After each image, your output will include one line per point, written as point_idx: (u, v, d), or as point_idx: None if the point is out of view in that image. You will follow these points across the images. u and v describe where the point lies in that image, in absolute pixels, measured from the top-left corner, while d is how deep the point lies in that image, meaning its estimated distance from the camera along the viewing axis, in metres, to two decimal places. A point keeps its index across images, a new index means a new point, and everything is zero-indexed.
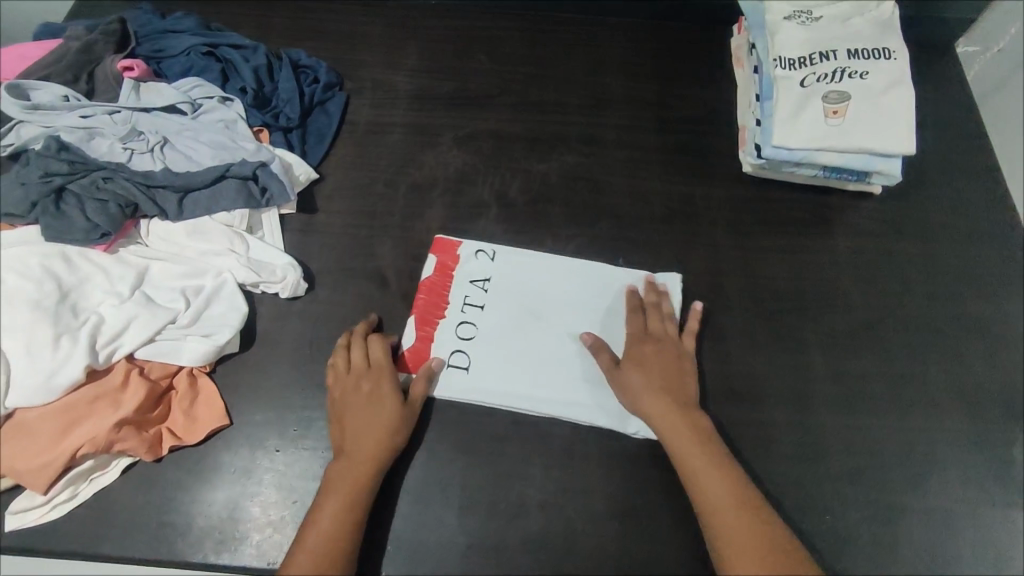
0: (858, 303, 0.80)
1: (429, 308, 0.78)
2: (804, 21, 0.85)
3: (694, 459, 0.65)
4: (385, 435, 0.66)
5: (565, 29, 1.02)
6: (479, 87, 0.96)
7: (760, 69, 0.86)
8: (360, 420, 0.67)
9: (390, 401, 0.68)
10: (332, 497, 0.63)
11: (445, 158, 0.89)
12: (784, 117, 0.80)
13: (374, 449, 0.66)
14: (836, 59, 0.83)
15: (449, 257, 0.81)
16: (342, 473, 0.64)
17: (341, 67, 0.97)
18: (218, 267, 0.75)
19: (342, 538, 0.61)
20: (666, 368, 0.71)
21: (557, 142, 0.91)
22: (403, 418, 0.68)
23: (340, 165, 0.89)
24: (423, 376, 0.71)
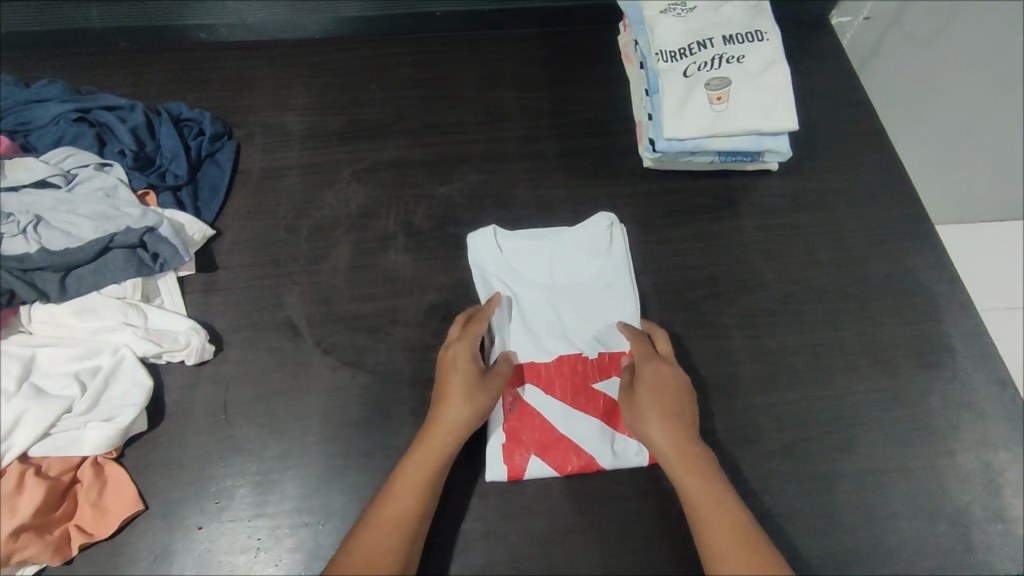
0: (770, 279, 0.81)
1: (564, 383, 0.74)
2: (680, 13, 0.87)
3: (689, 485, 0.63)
4: (461, 397, 0.67)
5: (455, 48, 1.02)
6: (375, 116, 0.95)
7: (645, 64, 0.88)
8: (459, 383, 0.67)
9: (485, 381, 0.68)
10: (416, 460, 0.64)
11: (346, 194, 0.87)
12: (672, 108, 0.81)
13: (454, 416, 0.66)
14: (713, 46, 0.84)
15: (600, 380, 0.75)
16: (430, 437, 0.65)
17: (227, 115, 0.95)
18: (114, 343, 0.70)
19: (418, 509, 0.62)
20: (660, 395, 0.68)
21: (459, 162, 0.90)
22: (481, 390, 0.68)
23: (237, 217, 0.86)
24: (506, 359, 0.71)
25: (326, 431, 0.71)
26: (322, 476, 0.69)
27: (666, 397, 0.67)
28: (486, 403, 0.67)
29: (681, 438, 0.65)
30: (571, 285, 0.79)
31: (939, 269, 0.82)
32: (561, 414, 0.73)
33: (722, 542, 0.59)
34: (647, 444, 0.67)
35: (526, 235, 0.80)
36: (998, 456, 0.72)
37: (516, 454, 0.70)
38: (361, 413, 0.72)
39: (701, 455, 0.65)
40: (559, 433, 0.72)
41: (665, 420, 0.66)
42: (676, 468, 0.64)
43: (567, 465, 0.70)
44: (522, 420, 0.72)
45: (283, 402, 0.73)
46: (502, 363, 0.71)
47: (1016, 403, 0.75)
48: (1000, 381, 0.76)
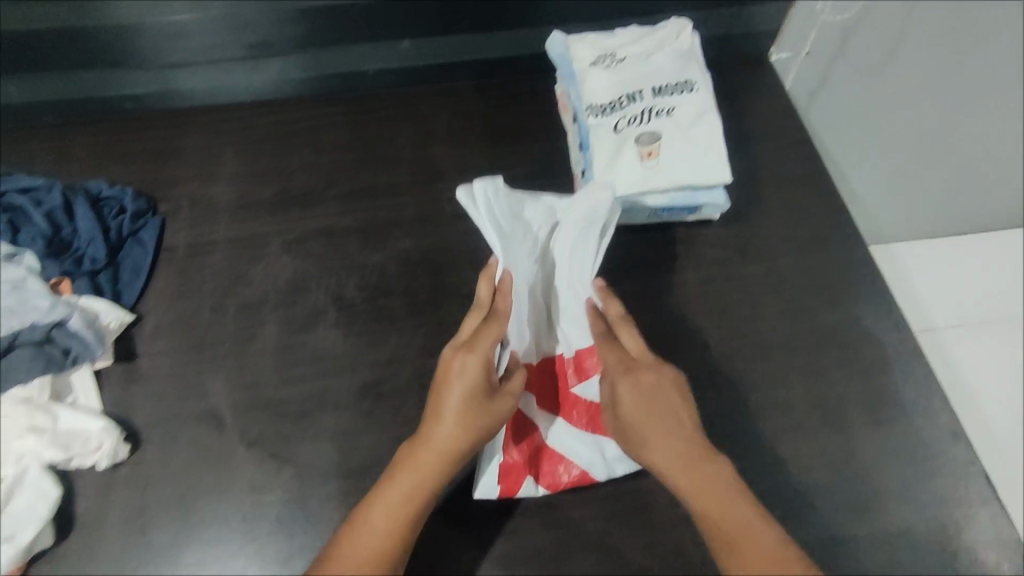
0: (714, 336, 0.79)
1: (543, 397, 0.75)
2: (609, 65, 0.85)
3: (702, 505, 0.61)
4: (458, 427, 0.64)
5: (389, 105, 1.00)
6: (305, 182, 0.92)
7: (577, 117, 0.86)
8: (473, 403, 0.64)
9: (498, 403, 0.65)
10: (407, 479, 0.63)
11: (275, 268, 0.84)
12: (602, 167, 0.80)
13: (448, 446, 0.64)
14: (643, 98, 0.83)
15: (580, 387, 0.75)
16: (429, 453, 0.64)
17: (153, 189, 0.92)
18: (19, 451, 0.66)
19: (402, 534, 0.62)
20: (649, 406, 0.65)
21: (391, 227, 0.87)
22: (492, 414, 0.64)
23: (159, 299, 0.82)
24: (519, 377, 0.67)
25: (250, 531, 0.68)
26: None
27: (659, 408, 0.65)
28: (484, 434, 0.64)
29: (681, 451, 0.63)
30: (569, 279, 0.77)
31: (886, 315, 0.80)
32: (551, 429, 0.74)
33: (748, 555, 0.58)
34: (650, 464, 0.65)
35: (534, 206, 0.76)
36: (951, 516, 0.70)
37: (509, 475, 0.70)
38: (287, 510, 0.69)
39: (707, 463, 0.63)
40: (550, 446, 0.73)
41: (663, 435, 0.64)
42: (686, 484, 0.62)
43: (561, 477, 0.71)
44: (513, 437, 0.72)
45: (205, 502, 0.69)
46: (515, 380, 0.67)
47: (969, 457, 0.72)
48: (953, 435, 0.73)
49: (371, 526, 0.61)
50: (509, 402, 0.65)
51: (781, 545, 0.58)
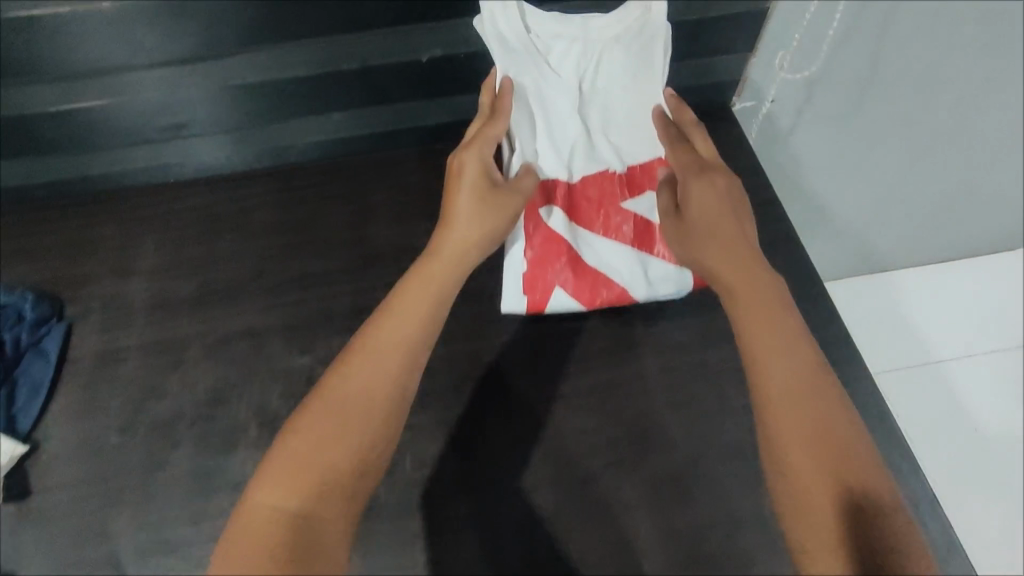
0: (677, 435, 0.73)
1: (591, 210, 0.76)
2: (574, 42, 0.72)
3: (763, 334, 0.62)
4: (470, 228, 0.67)
5: (323, 177, 0.92)
6: (229, 274, 0.84)
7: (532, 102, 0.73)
8: (482, 211, 0.68)
9: (507, 206, 0.68)
10: (420, 285, 0.66)
11: (192, 377, 0.76)
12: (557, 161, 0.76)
13: (462, 242, 0.67)
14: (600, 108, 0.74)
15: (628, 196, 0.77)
16: (444, 257, 0.67)
17: (62, 287, 0.84)
18: None
19: (422, 337, 0.64)
20: (721, 211, 0.68)
21: (322, 321, 0.80)
22: (501, 211, 0.68)
23: (61, 421, 0.74)
24: (528, 172, 0.70)
25: None
26: None
27: (721, 216, 0.67)
28: (493, 231, 0.68)
29: (744, 259, 0.66)
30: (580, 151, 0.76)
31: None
32: (591, 245, 0.76)
33: (780, 372, 0.60)
34: (700, 263, 0.67)
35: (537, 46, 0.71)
36: None
37: (538, 291, 0.75)
38: None
39: (760, 276, 0.65)
40: (588, 263, 0.76)
41: (722, 240, 0.66)
42: (738, 293, 0.64)
43: (597, 296, 0.75)
44: (547, 245, 0.74)
45: None
46: (523, 178, 0.70)
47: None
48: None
49: (390, 330, 0.63)
50: (516, 202, 0.69)
51: (815, 368, 0.60)
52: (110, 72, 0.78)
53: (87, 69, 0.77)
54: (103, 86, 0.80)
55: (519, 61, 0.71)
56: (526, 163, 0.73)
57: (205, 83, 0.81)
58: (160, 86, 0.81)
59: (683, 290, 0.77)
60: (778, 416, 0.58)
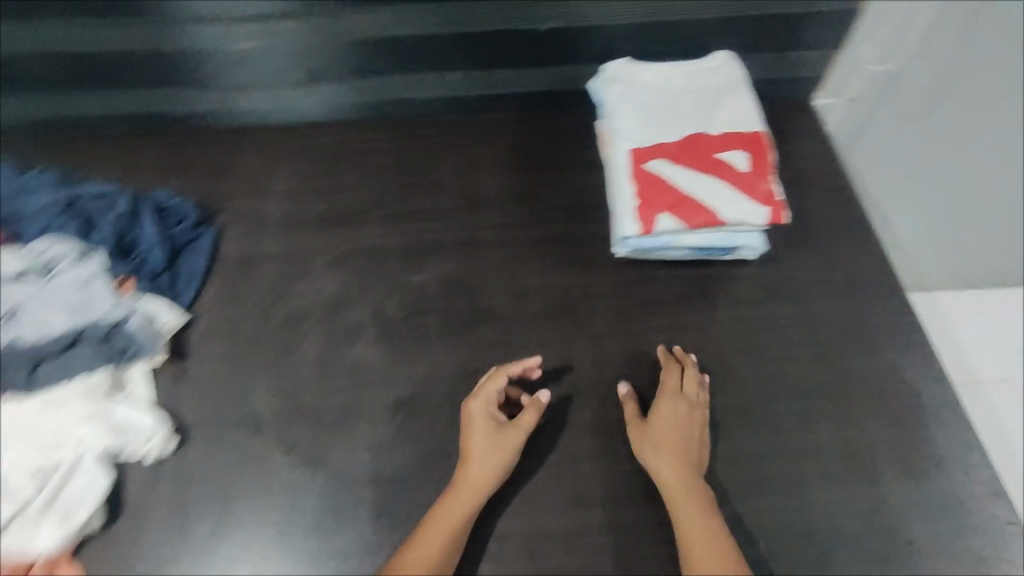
0: (745, 375, 0.80)
1: (687, 155, 0.82)
2: (667, 73, 0.91)
3: (697, 541, 0.65)
4: (484, 461, 0.70)
5: (435, 133, 1.04)
6: (352, 204, 0.96)
7: (630, 104, 0.89)
8: (487, 447, 0.71)
9: (510, 439, 0.71)
10: (441, 508, 0.68)
11: (320, 282, 0.87)
12: (649, 135, 0.85)
13: (477, 474, 0.69)
14: (691, 112, 0.87)
15: (720, 149, 0.82)
16: (461, 487, 0.69)
17: (210, 199, 0.96)
18: (80, 436, 0.72)
19: (441, 559, 0.66)
20: (689, 429, 0.73)
21: (432, 250, 0.91)
22: (504, 446, 0.71)
23: (211, 304, 0.86)
24: (529, 407, 0.73)
25: (285, 541, 0.71)
26: None
27: (678, 436, 0.72)
28: (508, 459, 0.71)
29: (690, 479, 0.69)
30: (671, 132, 0.85)
31: (923, 367, 0.80)
32: (688, 178, 0.80)
33: None
34: (656, 471, 0.70)
35: (636, 73, 0.91)
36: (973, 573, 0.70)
37: (642, 215, 0.79)
38: (319, 518, 0.72)
39: (702, 496, 0.69)
40: (686, 193, 0.79)
41: (681, 458, 0.70)
42: (681, 504, 0.68)
43: (693, 219, 0.78)
44: (646, 183, 0.81)
45: (240, 508, 0.72)
46: (524, 413, 0.72)
47: (1009, 516, 0.72)
48: (977, 495, 0.73)
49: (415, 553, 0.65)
50: (521, 432, 0.72)
51: None
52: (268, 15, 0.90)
53: (250, 12, 0.90)
54: (258, 27, 0.92)
55: (623, 79, 0.91)
56: (630, 144, 0.85)
57: (345, 32, 0.93)
58: (305, 31, 0.92)
59: (765, 223, 0.79)
60: None
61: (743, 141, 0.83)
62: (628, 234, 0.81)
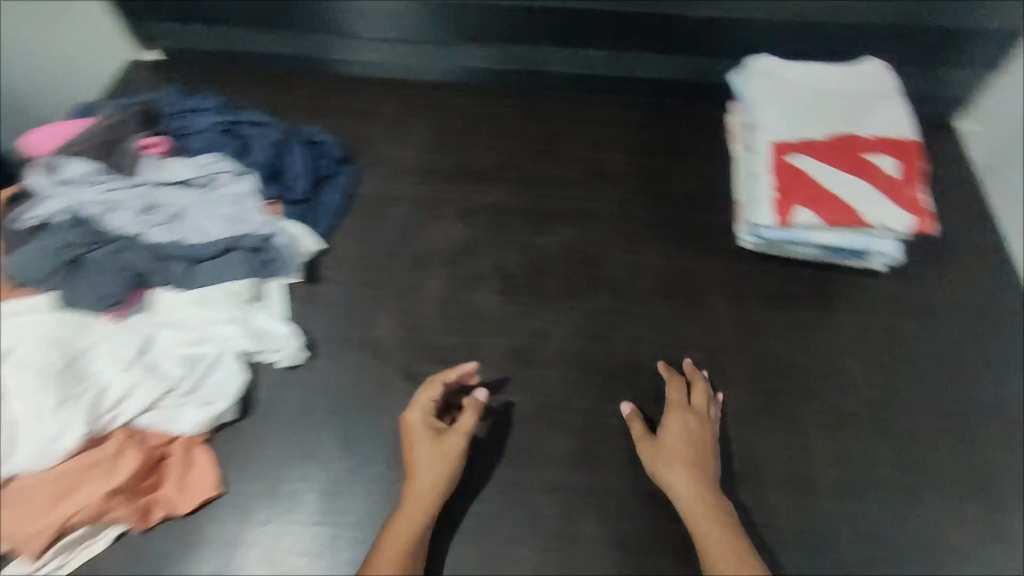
0: (861, 381, 0.80)
1: (831, 155, 0.82)
2: (815, 74, 0.91)
3: (719, 550, 0.63)
4: (432, 466, 0.68)
5: (567, 106, 1.06)
6: (483, 163, 1.00)
7: (775, 99, 0.89)
8: (432, 455, 0.69)
9: (453, 443, 0.70)
10: (400, 514, 0.67)
11: (449, 231, 0.92)
12: (792, 132, 0.86)
13: (422, 478, 0.68)
14: (838, 114, 0.86)
15: (866, 153, 0.82)
16: (413, 492, 0.68)
17: (352, 141, 1.02)
18: (222, 334, 0.77)
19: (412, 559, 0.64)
20: (696, 438, 0.71)
21: (557, 216, 0.94)
22: (447, 452, 0.69)
23: (346, 237, 0.92)
24: (469, 409, 0.72)
25: (398, 461, 0.74)
26: (387, 499, 0.72)
27: (689, 448, 0.70)
28: (450, 467, 0.69)
29: (704, 488, 0.67)
30: (816, 131, 0.85)
31: None
32: (830, 177, 0.80)
33: None
34: (667, 482, 0.69)
35: (783, 71, 0.91)
36: None
37: (779, 207, 0.80)
38: None
39: (718, 506, 0.66)
40: (827, 190, 0.79)
41: (691, 467, 0.69)
42: (700, 518, 0.66)
43: (832, 216, 0.78)
44: (787, 177, 0.81)
45: (360, 424, 0.77)
46: (464, 415, 0.71)
47: None
48: None
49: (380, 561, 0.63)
50: (459, 437, 0.70)
51: None
52: None
53: None
54: None
55: (769, 75, 0.91)
56: (772, 138, 0.85)
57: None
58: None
59: (907, 232, 0.78)
60: None
61: (891, 148, 0.82)
62: (761, 224, 0.81)
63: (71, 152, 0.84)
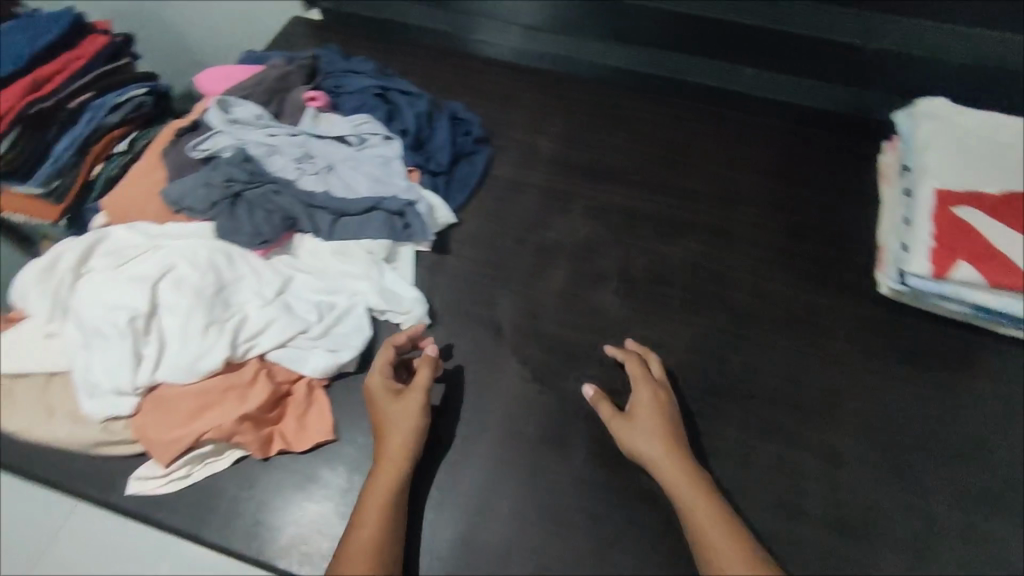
0: (992, 456, 0.76)
1: (1003, 213, 0.78)
2: (994, 123, 0.85)
3: (704, 515, 0.63)
4: (396, 421, 0.71)
5: (708, 118, 1.03)
6: (617, 162, 0.98)
7: (948, 143, 0.83)
8: (398, 413, 0.71)
9: (413, 399, 0.72)
10: (378, 469, 0.68)
11: (576, 224, 0.92)
12: (962, 181, 0.81)
13: (387, 430, 0.70)
14: (1014, 169, 0.81)
15: None
16: (384, 444, 0.70)
17: (492, 122, 1.04)
18: (355, 289, 0.81)
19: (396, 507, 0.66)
20: (662, 413, 0.71)
21: (688, 227, 0.92)
22: (408, 408, 0.71)
23: (476, 214, 0.93)
24: (426, 364, 0.74)
25: (504, 441, 0.76)
26: (492, 476, 0.74)
27: (660, 420, 0.70)
28: (415, 421, 0.71)
29: (678, 455, 0.68)
30: (987, 184, 0.80)
31: None
32: (1000, 237, 0.76)
33: (724, 550, 0.61)
34: (645, 457, 0.68)
35: (959, 113, 0.86)
36: None
37: (939, 259, 0.76)
38: (538, 433, 0.76)
39: (696, 476, 0.66)
40: (993, 249, 0.75)
41: (662, 439, 0.68)
42: (680, 489, 0.65)
43: (996, 278, 0.74)
44: (951, 228, 0.77)
45: (471, 398, 0.79)
46: (420, 372, 0.73)
47: None
48: None
49: (366, 511, 0.65)
50: (420, 394, 0.72)
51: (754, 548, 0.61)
52: None
53: None
54: None
55: (943, 115, 0.86)
56: (939, 184, 0.81)
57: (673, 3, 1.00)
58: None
59: None
60: None
61: None
62: (914, 272, 0.77)
63: (243, 96, 0.91)
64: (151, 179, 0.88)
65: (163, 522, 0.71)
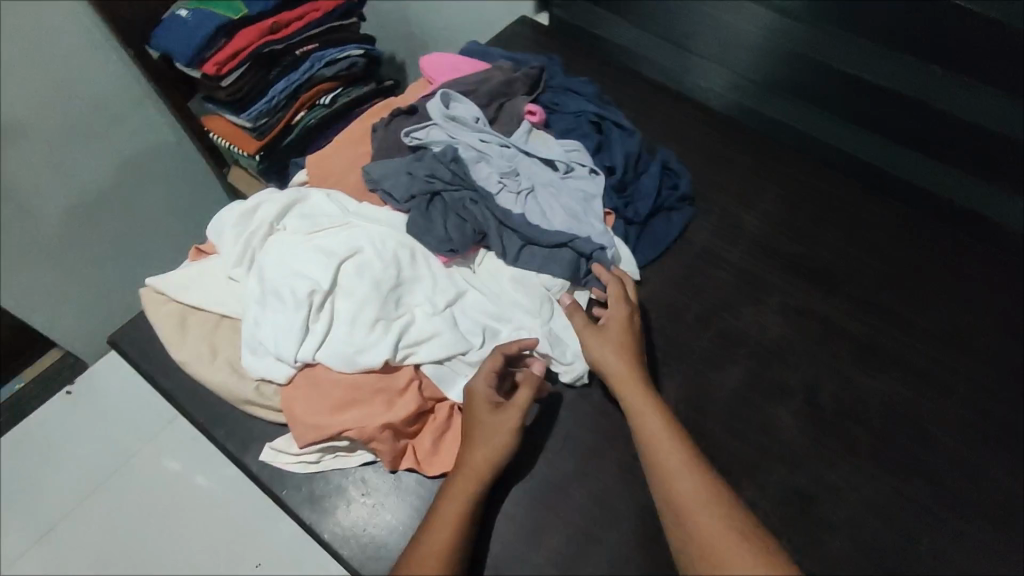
0: None
1: None
2: None
3: (653, 427, 0.65)
4: (487, 433, 0.68)
5: (944, 243, 0.90)
6: (830, 264, 0.88)
7: None
8: (491, 427, 0.68)
9: (509, 418, 0.68)
10: (461, 473, 0.66)
11: (767, 321, 0.83)
12: None
13: (477, 438, 0.68)
14: None
15: None
16: (471, 449, 0.67)
17: (699, 181, 0.96)
18: (522, 323, 0.76)
19: (470, 519, 0.64)
20: (627, 333, 0.73)
21: (897, 364, 0.80)
22: (501, 426, 0.68)
23: (661, 277, 0.86)
24: (528, 384, 0.70)
25: (635, 539, 0.69)
26: (613, 572, 0.67)
27: (625, 338, 0.73)
28: (506, 440, 0.68)
29: (635, 369, 0.70)
30: None
31: None
32: None
33: (670, 461, 0.62)
34: (608, 370, 0.71)
35: None
36: None
37: None
38: None
39: (649, 390, 0.69)
40: None
41: (622, 354, 0.71)
42: (636, 402, 0.68)
43: None
44: None
45: (611, 479, 0.72)
46: (521, 391, 0.70)
47: None
48: None
49: (443, 513, 0.64)
50: (517, 413, 0.68)
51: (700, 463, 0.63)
52: (892, 52, 0.90)
53: (876, 44, 0.91)
54: (868, 57, 0.92)
55: None
56: None
57: (955, 105, 0.87)
58: (914, 83, 0.89)
59: None
60: (680, 513, 0.59)
61: None
62: None
63: (465, 93, 0.89)
64: (354, 153, 0.89)
65: (284, 500, 0.71)
